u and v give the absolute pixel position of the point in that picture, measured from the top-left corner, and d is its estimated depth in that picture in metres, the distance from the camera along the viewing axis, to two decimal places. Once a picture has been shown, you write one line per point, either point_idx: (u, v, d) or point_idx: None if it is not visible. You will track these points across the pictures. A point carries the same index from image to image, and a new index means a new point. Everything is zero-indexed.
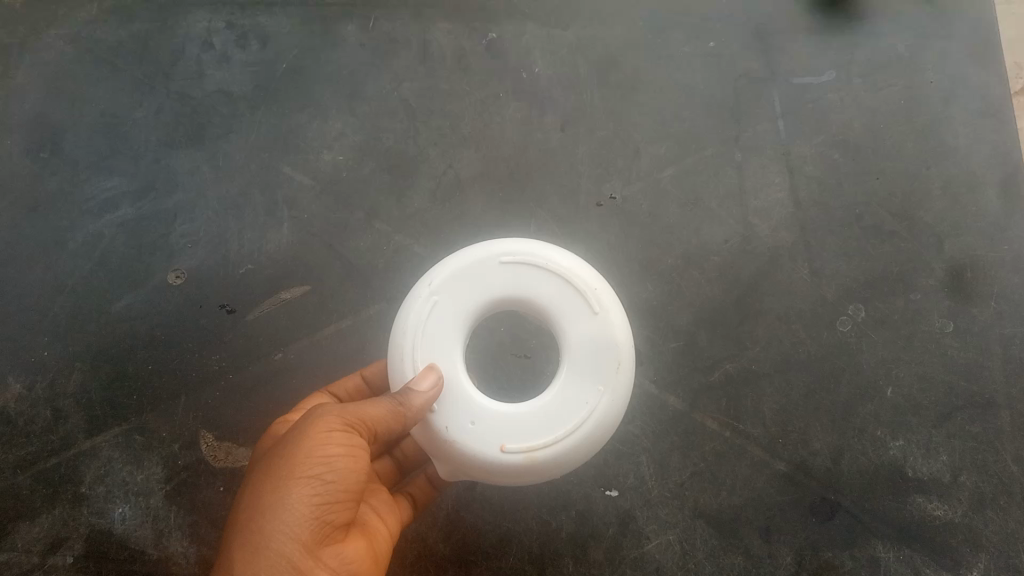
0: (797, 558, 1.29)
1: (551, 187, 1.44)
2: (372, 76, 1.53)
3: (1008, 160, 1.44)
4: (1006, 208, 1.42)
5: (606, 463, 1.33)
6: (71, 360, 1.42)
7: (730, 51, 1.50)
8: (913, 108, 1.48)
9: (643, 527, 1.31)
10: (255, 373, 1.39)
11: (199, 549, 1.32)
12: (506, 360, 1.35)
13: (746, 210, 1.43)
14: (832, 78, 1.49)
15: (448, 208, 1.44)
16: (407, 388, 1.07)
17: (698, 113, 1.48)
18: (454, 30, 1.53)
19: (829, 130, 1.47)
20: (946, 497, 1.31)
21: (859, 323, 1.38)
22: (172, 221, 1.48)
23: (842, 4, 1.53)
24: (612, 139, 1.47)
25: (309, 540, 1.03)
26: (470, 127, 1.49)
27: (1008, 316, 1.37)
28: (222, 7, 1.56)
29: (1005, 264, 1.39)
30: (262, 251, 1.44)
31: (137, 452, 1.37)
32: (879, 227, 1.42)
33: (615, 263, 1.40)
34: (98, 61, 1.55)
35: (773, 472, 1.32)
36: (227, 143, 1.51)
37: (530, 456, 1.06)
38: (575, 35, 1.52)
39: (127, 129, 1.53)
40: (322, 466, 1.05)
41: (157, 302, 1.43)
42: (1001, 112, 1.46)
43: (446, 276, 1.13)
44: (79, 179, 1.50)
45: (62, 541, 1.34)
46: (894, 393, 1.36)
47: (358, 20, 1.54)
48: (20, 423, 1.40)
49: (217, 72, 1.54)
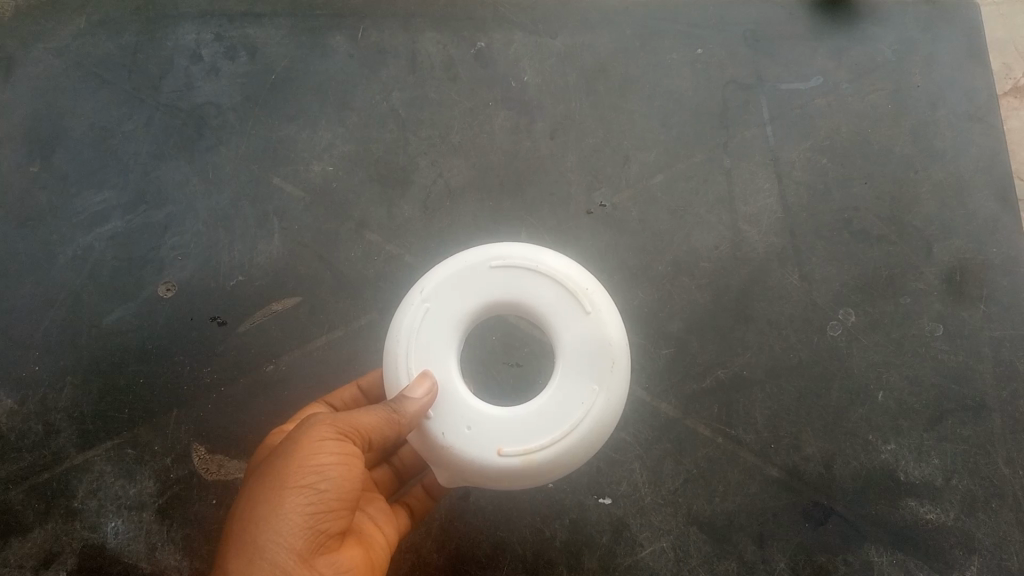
0: (791, 562, 1.30)
1: (542, 195, 1.44)
2: (361, 86, 1.53)
3: (997, 163, 1.45)
4: (995, 211, 1.42)
5: (600, 470, 1.33)
6: (63, 374, 1.42)
7: (718, 58, 1.50)
8: (901, 111, 1.48)
9: (637, 535, 1.31)
10: (247, 385, 1.39)
11: (192, 562, 1.32)
12: (499, 369, 1.35)
13: (736, 216, 1.43)
14: (820, 83, 1.50)
15: (439, 218, 1.44)
16: (402, 395, 1.07)
17: (687, 119, 1.48)
18: (443, 40, 1.53)
19: (818, 135, 1.48)
20: (938, 500, 1.32)
21: (849, 328, 1.39)
22: (162, 234, 1.47)
23: (832, 7, 1.54)
24: (602, 146, 1.47)
25: (304, 549, 1.03)
26: (460, 136, 1.49)
27: (997, 318, 1.38)
28: (210, 19, 1.56)
29: (995, 267, 1.40)
30: (253, 262, 1.44)
31: (129, 465, 1.37)
32: (869, 231, 1.43)
33: (606, 271, 1.41)
34: (88, 74, 1.55)
35: (766, 478, 1.33)
36: (217, 154, 1.51)
37: (527, 459, 1.06)
38: (564, 43, 1.52)
39: (117, 142, 1.52)
40: (317, 475, 1.05)
41: (149, 315, 1.43)
42: (987, 115, 1.47)
43: (439, 282, 1.13)
44: (68, 194, 1.50)
45: (55, 557, 1.34)
46: (885, 397, 1.37)
47: (346, 30, 1.54)
48: (13, 438, 1.39)
49: (206, 84, 1.54)
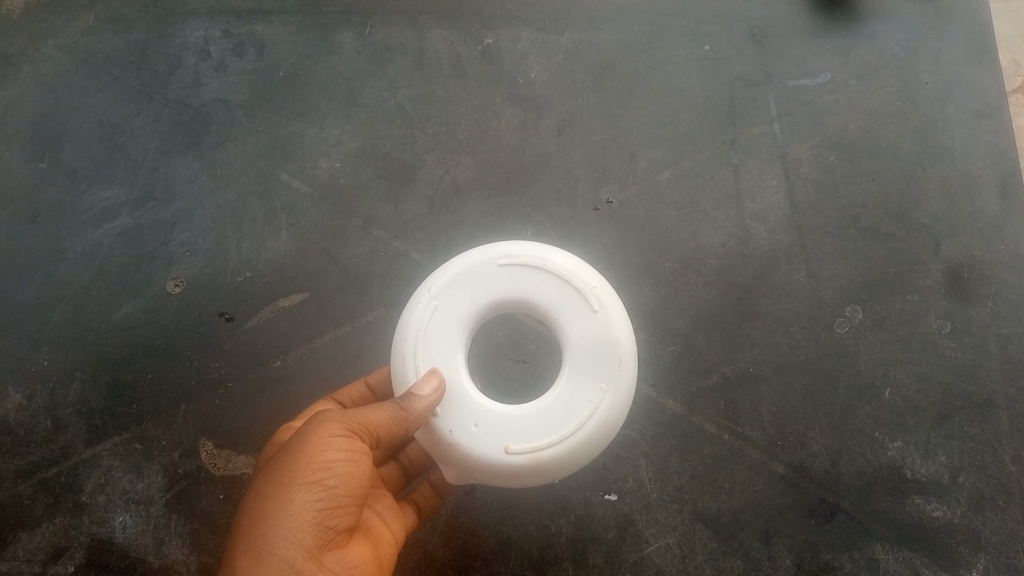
0: (797, 559, 1.30)
1: (548, 192, 1.45)
2: (368, 83, 1.53)
3: (1005, 160, 1.44)
4: (1003, 208, 1.42)
5: (605, 467, 1.34)
6: (71, 369, 1.43)
7: (725, 55, 1.50)
8: (908, 108, 1.48)
9: (643, 531, 1.32)
10: (255, 380, 1.39)
11: (199, 557, 1.33)
12: (505, 366, 1.35)
13: (743, 213, 1.43)
14: (828, 81, 1.49)
15: (446, 214, 1.44)
16: (409, 393, 1.07)
17: (694, 116, 1.48)
18: (450, 37, 1.53)
19: (825, 132, 1.47)
20: (945, 498, 1.32)
21: (856, 325, 1.39)
22: (170, 230, 1.48)
23: (839, 4, 1.54)
24: (609, 143, 1.47)
25: (313, 545, 1.03)
26: (467, 133, 1.49)
27: (1005, 316, 1.38)
28: (219, 15, 1.56)
29: (1002, 264, 1.40)
30: (260, 258, 1.45)
31: (137, 460, 1.38)
32: (876, 229, 1.43)
33: (613, 267, 1.41)
34: (96, 70, 1.56)
35: (772, 475, 1.33)
36: (224, 151, 1.51)
37: (534, 456, 1.07)
38: (571, 40, 1.52)
39: (125, 139, 1.53)
40: (325, 471, 1.06)
41: (157, 310, 1.44)
42: (996, 112, 1.47)
43: (446, 280, 1.14)
44: (77, 190, 1.51)
45: (64, 551, 1.35)
46: (892, 394, 1.36)
47: (353, 26, 1.54)
48: (21, 432, 1.40)
49: (214, 81, 1.54)
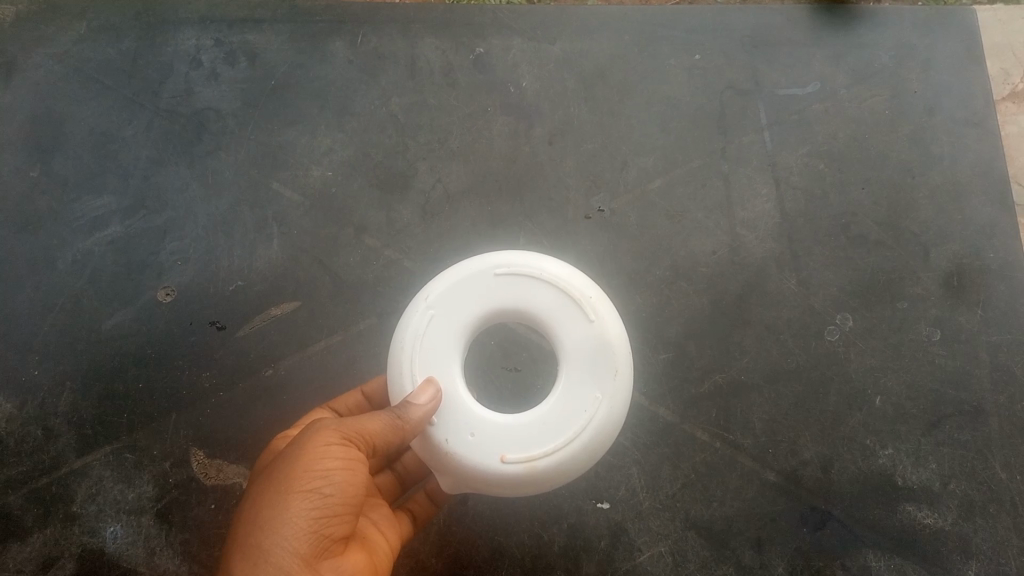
0: (789, 567, 1.30)
1: (540, 201, 1.45)
2: (361, 91, 1.53)
3: (994, 168, 1.45)
4: (992, 216, 1.43)
5: (598, 475, 1.34)
6: (63, 379, 1.42)
7: (716, 64, 1.51)
8: (898, 116, 1.49)
9: (635, 540, 1.32)
10: (247, 390, 1.39)
11: (191, 567, 1.33)
12: (499, 374, 1.35)
13: (734, 221, 1.44)
14: (818, 89, 1.50)
15: (437, 223, 1.44)
16: (406, 402, 1.07)
17: (685, 124, 1.49)
18: (442, 46, 1.54)
19: (815, 140, 1.48)
20: (935, 505, 1.32)
21: (846, 333, 1.39)
22: (162, 239, 1.48)
23: (829, 12, 1.55)
24: (601, 152, 1.48)
25: (308, 554, 1.03)
26: (458, 142, 1.49)
27: (994, 323, 1.39)
28: (210, 24, 1.56)
29: (991, 272, 1.41)
30: (252, 267, 1.45)
31: (128, 470, 1.38)
32: (866, 237, 1.43)
33: (604, 275, 1.41)
34: (88, 79, 1.55)
35: (764, 483, 1.33)
36: (215, 159, 1.51)
37: (529, 466, 1.07)
38: (562, 49, 1.53)
39: (116, 148, 1.53)
40: (322, 480, 1.06)
41: (149, 319, 1.44)
42: (984, 120, 1.48)
43: (443, 289, 1.14)
44: (68, 199, 1.51)
45: (54, 561, 1.34)
46: (883, 401, 1.37)
47: (346, 35, 1.55)
48: (12, 442, 1.40)
49: (205, 89, 1.54)
